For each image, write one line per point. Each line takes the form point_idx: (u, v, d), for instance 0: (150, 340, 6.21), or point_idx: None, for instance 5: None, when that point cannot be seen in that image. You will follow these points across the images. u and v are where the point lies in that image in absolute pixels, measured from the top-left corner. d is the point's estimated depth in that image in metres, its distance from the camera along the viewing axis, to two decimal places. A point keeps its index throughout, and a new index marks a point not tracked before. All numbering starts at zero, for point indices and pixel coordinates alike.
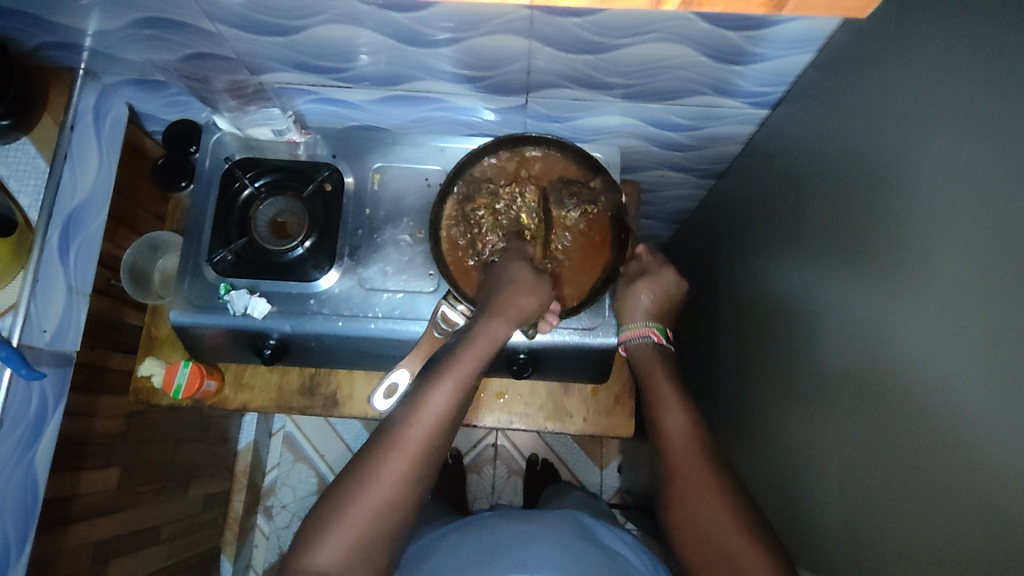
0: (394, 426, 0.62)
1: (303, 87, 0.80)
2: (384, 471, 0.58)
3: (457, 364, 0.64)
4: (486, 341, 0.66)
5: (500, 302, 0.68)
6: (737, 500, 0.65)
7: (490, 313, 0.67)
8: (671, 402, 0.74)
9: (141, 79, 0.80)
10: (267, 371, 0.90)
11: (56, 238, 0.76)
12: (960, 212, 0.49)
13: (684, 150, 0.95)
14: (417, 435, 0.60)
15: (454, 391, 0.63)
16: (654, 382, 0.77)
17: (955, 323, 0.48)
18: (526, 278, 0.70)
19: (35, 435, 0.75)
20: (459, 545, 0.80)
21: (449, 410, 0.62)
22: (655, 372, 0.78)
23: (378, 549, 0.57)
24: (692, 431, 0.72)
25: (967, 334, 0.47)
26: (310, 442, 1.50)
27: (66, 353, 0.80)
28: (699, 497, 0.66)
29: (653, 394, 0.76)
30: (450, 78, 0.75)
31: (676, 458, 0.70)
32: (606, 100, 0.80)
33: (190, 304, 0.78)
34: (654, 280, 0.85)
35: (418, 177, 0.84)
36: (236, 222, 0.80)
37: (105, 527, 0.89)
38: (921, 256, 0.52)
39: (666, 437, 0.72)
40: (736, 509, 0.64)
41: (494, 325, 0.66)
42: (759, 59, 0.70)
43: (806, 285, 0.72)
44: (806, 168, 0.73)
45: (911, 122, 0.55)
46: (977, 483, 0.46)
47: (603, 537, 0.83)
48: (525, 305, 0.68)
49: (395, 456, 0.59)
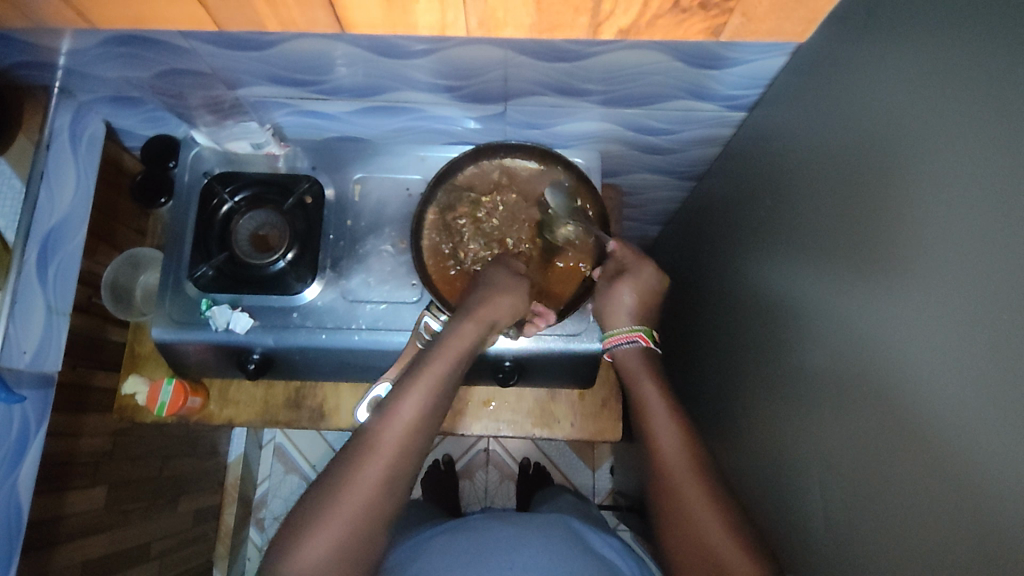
0: (364, 432, 0.61)
1: (281, 101, 0.80)
2: (359, 479, 0.58)
3: (433, 362, 0.63)
4: (457, 340, 0.65)
5: (472, 305, 0.68)
6: (729, 507, 0.64)
7: (463, 315, 0.68)
8: (660, 406, 0.71)
9: (116, 96, 0.80)
10: (252, 386, 0.90)
11: (33, 256, 0.76)
12: (935, 214, 0.49)
13: (663, 154, 0.96)
14: (387, 443, 0.60)
15: (420, 399, 0.62)
16: (642, 393, 0.73)
17: (936, 323, 0.48)
18: (506, 279, 0.71)
19: (17, 457, 0.74)
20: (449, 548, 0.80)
21: (417, 417, 0.61)
22: (630, 365, 0.75)
23: (362, 563, 0.57)
24: (694, 456, 0.67)
25: (954, 326, 0.47)
26: (301, 453, 1.50)
27: (47, 375, 0.79)
28: (710, 525, 0.63)
29: (642, 400, 0.72)
30: (429, 88, 0.75)
31: (673, 478, 0.66)
32: (584, 106, 0.80)
33: (172, 321, 0.77)
34: (636, 279, 0.77)
35: (399, 187, 0.84)
36: (216, 237, 0.79)
37: (93, 548, 0.88)
38: (906, 250, 0.52)
39: (666, 461, 0.67)
40: (728, 516, 0.63)
41: (465, 326, 0.66)
42: (734, 62, 0.70)
43: (788, 287, 0.72)
44: (784, 170, 0.74)
45: (884, 125, 0.56)
46: (959, 480, 0.46)
47: (596, 539, 0.84)
48: (502, 304, 0.69)
49: (371, 464, 0.59)
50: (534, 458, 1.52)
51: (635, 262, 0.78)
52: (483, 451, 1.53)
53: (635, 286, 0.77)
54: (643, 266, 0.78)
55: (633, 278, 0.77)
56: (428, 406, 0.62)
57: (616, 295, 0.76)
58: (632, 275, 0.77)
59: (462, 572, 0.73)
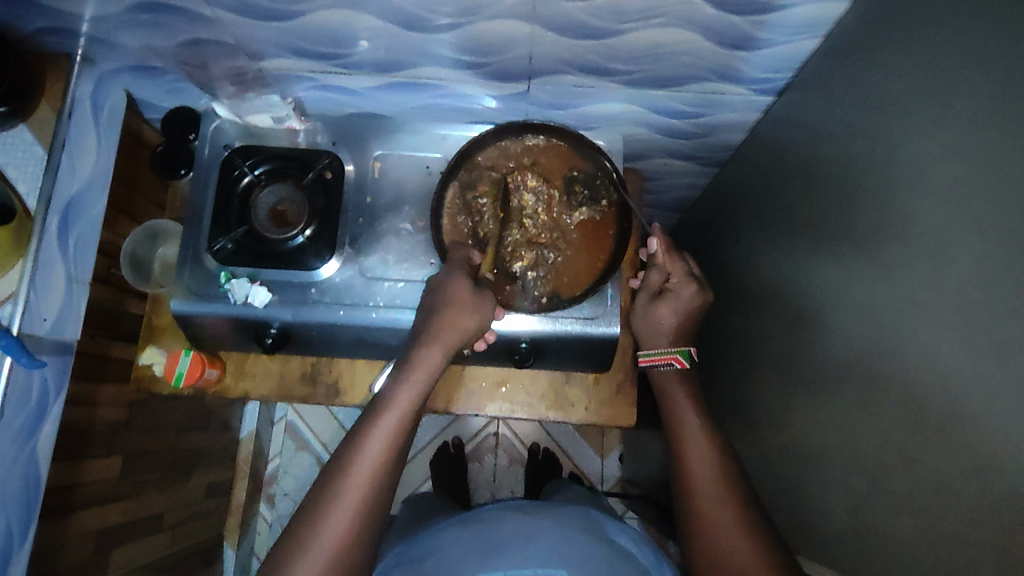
0: (342, 455, 0.62)
1: (303, 75, 0.79)
2: (327, 520, 0.58)
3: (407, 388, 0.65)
4: (424, 370, 0.66)
5: (436, 329, 0.68)
6: (743, 500, 0.64)
7: (427, 342, 0.68)
8: (692, 418, 0.72)
9: (138, 65, 0.79)
10: (269, 360, 0.90)
11: (56, 226, 0.76)
12: (967, 204, 0.48)
13: (688, 138, 0.94)
14: (363, 468, 0.60)
15: (387, 439, 0.62)
16: (677, 409, 0.73)
17: (957, 324, 0.48)
18: (465, 297, 0.69)
19: (36, 424, 0.75)
20: (464, 536, 0.80)
21: (396, 427, 0.63)
22: (668, 386, 0.77)
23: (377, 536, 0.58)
24: (721, 470, 0.66)
25: (975, 321, 0.47)
26: (312, 431, 1.51)
27: (67, 343, 0.79)
28: (727, 536, 0.61)
29: (673, 410, 0.73)
30: (452, 64, 0.74)
31: (693, 463, 0.68)
32: (609, 86, 0.79)
33: (191, 293, 0.78)
34: (676, 300, 0.80)
35: (419, 165, 0.83)
36: (236, 211, 0.79)
37: (107, 516, 0.89)
38: (927, 243, 0.52)
39: (692, 468, 0.68)
40: (738, 505, 0.63)
41: (430, 355, 0.67)
42: (765, 45, 0.69)
43: (811, 278, 0.71)
44: (811, 156, 0.72)
45: (920, 107, 0.54)
46: (981, 468, 0.46)
47: (615, 529, 0.83)
48: (465, 325, 0.69)
49: (338, 503, 0.58)
50: (544, 444, 1.52)
51: (678, 278, 0.80)
52: (492, 435, 1.53)
53: (672, 306, 0.80)
54: (686, 288, 0.80)
55: (673, 299, 0.80)
56: (403, 417, 0.64)
57: (656, 315, 0.82)
58: (675, 296, 0.80)
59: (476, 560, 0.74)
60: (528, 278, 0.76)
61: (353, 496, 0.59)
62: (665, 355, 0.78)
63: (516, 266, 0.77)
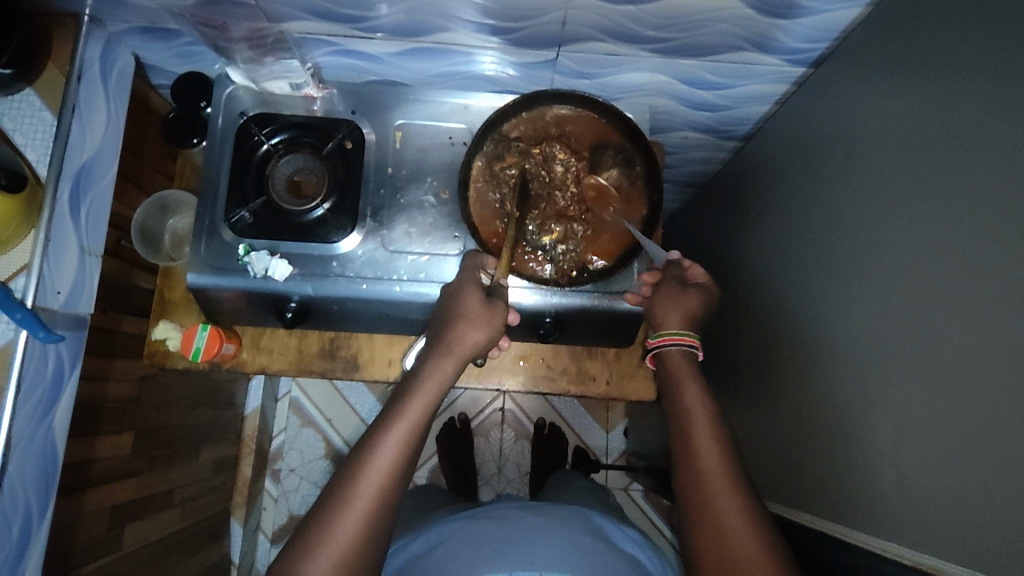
0: (360, 449, 0.61)
1: (323, 39, 0.76)
2: (339, 526, 0.57)
3: (413, 399, 0.64)
4: (435, 382, 0.65)
5: (448, 340, 0.66)
6: (745, 489, 0.62)
7: (439, 352, 0.66)
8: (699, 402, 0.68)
9: (150, 27, 0.75)
10: (286, 334, 0.88)
11: (67, 195, 0.73)
12: (1006, 179, 0.48)
13: (712, 111, 0.92)
14: (376, 470, 0.59)
15: (399, 443, 0.61)
16: (683, 393, 0.69)
17: (986, 305, 0.49)
18: (478, 310, 0.67)
19: (52, 399, 0.73)
20: (487, 521, 0.80)
21: (405, 435, 0.62)
22: (682, 371, 0.71)
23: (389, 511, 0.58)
24: (725, 455, 0.64)
25: (1002, 301, 0.48)
26: (318, 408, 1.50)
27: (81, 316, 0.77)
28: (736, 526, 0.59)
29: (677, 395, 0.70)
30: (477, 29, 0.72)
31: (699, 450, 0.65)
32: (639, 55, 0.77)
33: (208, 266, 0.75)
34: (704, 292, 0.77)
35: (441, 135, 0.81)
36: (252, 180, 0.77)
37: (120, 492, 0.88)
38: (962, 222, 0.52)
39: (698, 451, 0.65)
40: (743, 493, 0.61)
41: (443, 366, 0.66)
42: (807, 13, 0.67)
43: (840, 252, 0.70)
44: (846, 128, 0.71)
45: (963, 78, 0.53)
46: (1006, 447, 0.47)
47: (616, 532, 0.83)
48: (474, 340, 0.66)
49: (351, 510, 0.58)
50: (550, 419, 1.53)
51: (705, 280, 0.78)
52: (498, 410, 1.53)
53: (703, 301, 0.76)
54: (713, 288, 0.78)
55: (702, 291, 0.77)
56: (414, 427, 0.62)
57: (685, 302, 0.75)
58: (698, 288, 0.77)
59: (495, 551, 0.74)
60: (557, 251, 0.75)
61: (371, 482, 0.59)
62: (670, 336, 0.74)
63: (544, 239, 0.75)
